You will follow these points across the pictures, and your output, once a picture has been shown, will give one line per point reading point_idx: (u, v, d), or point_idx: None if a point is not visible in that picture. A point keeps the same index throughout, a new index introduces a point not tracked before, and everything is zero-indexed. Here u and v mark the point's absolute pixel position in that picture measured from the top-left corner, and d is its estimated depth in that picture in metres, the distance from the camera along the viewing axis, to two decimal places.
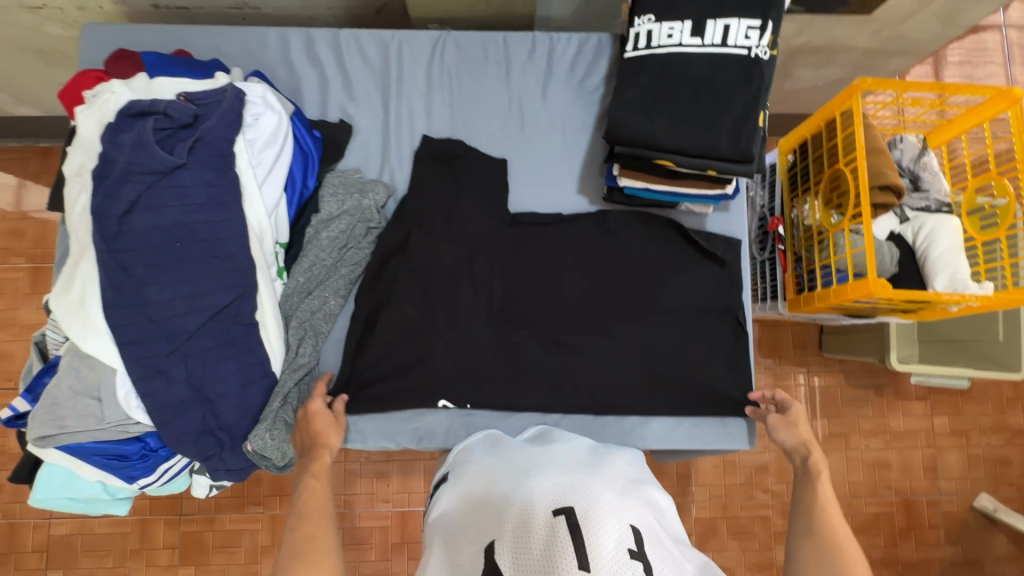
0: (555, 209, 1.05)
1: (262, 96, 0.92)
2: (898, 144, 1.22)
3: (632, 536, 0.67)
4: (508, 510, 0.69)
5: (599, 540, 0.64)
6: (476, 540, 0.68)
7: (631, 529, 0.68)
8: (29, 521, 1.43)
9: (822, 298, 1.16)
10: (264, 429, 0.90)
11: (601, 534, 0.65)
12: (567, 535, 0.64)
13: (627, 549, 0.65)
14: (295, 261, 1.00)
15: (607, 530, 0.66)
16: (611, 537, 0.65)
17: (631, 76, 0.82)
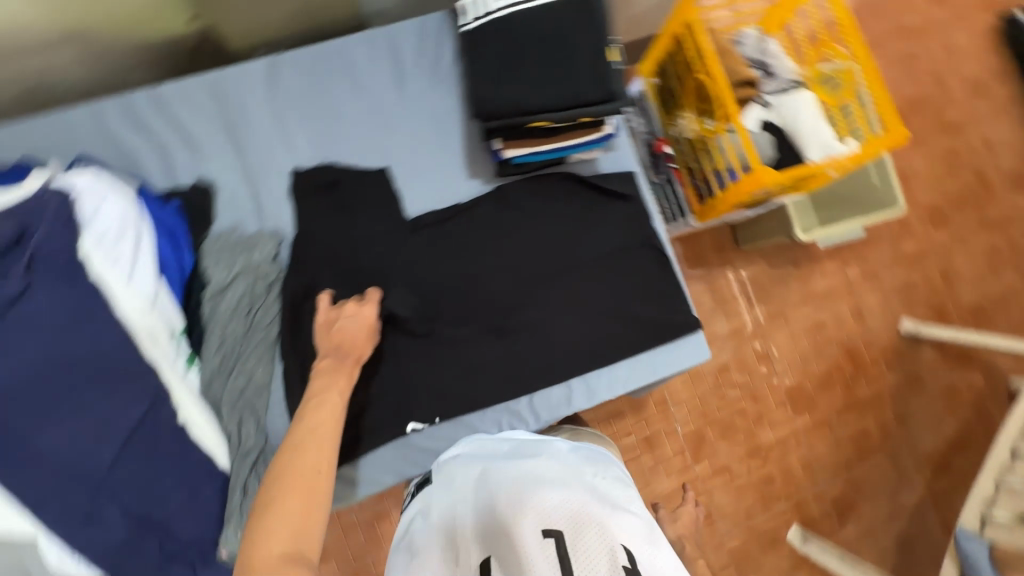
0: (451, 201, 1.03)
1: (94, 183, 0.82)
2: (739, 40, 1.30)
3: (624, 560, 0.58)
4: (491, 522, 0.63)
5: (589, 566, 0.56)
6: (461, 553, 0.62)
7: (623, 547, 0.59)
8: None
9: (722, 201, 1.23)
10: (235, 527, 0.83)
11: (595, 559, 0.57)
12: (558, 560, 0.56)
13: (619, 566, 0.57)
14: (204, 345, 0.91)
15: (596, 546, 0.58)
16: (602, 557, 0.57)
17: (479, 47, 0.83)
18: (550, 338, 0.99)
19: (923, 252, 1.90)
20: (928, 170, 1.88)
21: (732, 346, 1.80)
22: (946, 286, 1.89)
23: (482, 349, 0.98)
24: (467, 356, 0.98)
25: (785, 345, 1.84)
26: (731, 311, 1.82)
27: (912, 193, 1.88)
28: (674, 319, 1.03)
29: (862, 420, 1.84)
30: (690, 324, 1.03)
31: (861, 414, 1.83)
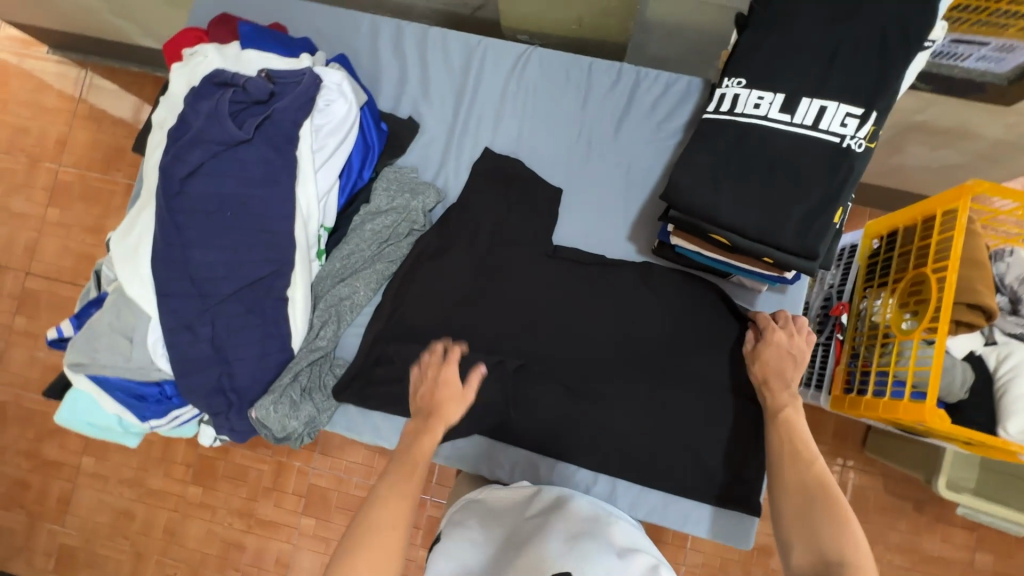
0: (598, 251, 1.02)
1: (339, 83, 0.94)
2: (1004, 256, 1.08)
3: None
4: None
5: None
6: None
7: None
8: None
9: (867, 406, 1.06)
10: (269, 401, 0.93)
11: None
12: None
13: None
14: (337, 246, 1.03)
15: None
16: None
17: (705, 139, 0.76)
18: (607, 423, 0.95)
19: None
20: None
21: None
22: None
23: (541, 392, 0.97)
24: (525, 389, 0.98)
25: None
26: None
27: None
28: (739, 488, 0.92)
29: None
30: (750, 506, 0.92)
31: None
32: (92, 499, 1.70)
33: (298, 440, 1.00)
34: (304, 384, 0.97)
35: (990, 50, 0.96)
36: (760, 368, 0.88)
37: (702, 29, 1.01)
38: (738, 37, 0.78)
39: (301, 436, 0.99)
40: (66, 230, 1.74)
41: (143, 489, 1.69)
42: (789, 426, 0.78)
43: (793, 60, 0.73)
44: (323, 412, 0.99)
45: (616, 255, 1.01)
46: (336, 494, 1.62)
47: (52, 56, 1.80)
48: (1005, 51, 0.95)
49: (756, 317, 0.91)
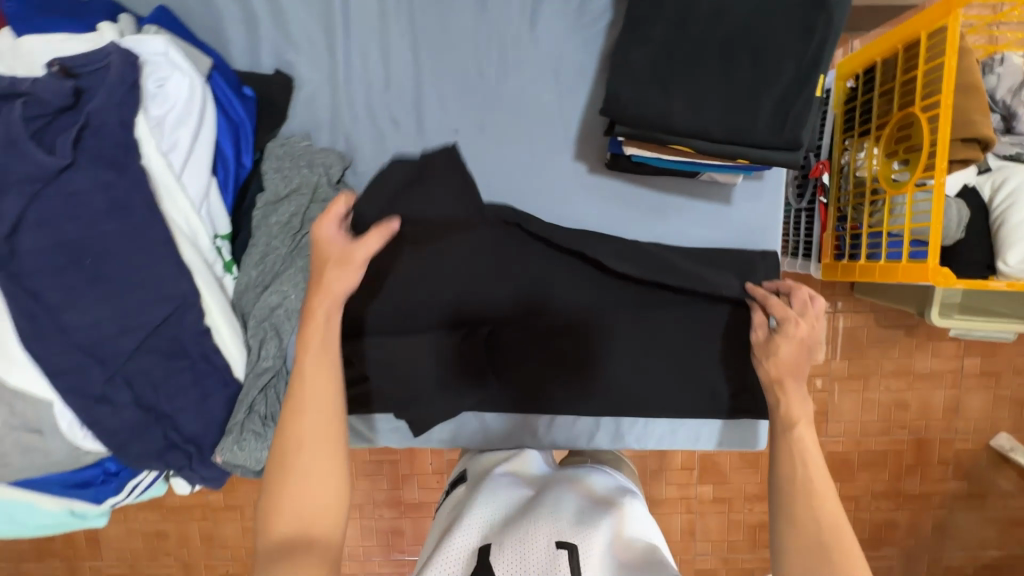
0: (544, 181, 0.87)
1: (165, 54, 0.72)
2: (994, 67, 0.95)
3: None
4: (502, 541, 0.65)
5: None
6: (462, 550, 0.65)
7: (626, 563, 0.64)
8: None
9: (861, 271, 0.99)
10: (231, 442, 0.84)
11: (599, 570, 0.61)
12: (567, 565, 0.60)
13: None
14: (245, 252, 0.87)
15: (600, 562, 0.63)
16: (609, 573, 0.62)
17: (641, 19, 0.58)
18: (595, 367, 0.89)
19: None
20: None
21: None
22: None
23: (517, 353, 0.89)
24: (501, 355, 0.89)
25: (848, 411, 1.67)
26: None
27: None
28: (745, 397, 0.88)
29: (895, 510, 1.71)
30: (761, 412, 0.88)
31: (896, 505, 1.70)
32: (121, 530, 1.98)
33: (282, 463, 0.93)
34: (263, 412, 0.88)
35: None
36: (772, 364, 0.74)
37: None
38: None
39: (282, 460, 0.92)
40: None
41: (163, 509, 1.94)
42: (800, 452, 0.66)
43: None
44: None
45: (568, 180, 0.87)
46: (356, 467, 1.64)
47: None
48: None
49: (768, 302, 0.78)
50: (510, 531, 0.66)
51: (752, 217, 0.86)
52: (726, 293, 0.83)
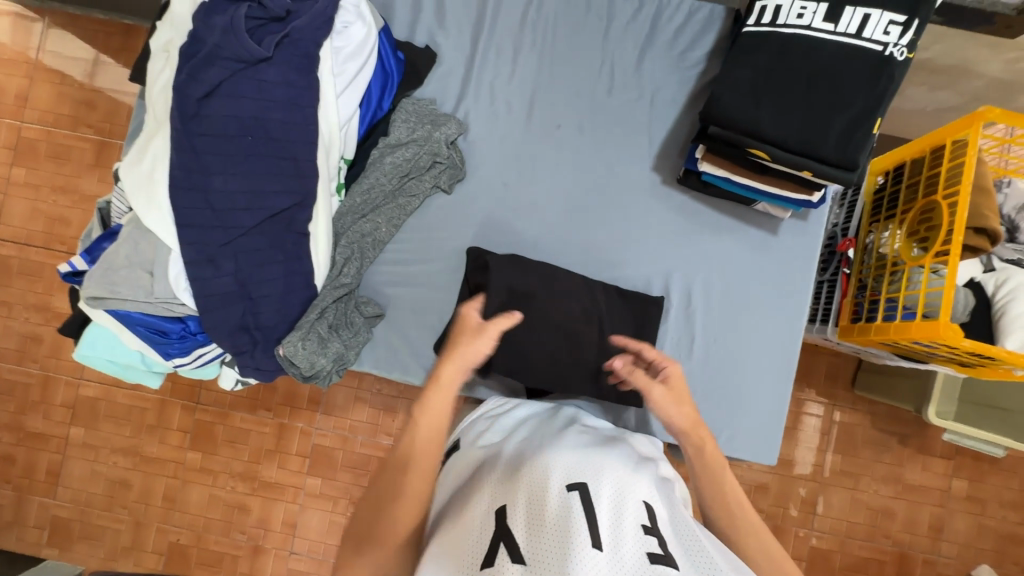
0: (620, 181, 1.01)
1: (356, 4, 0.90)
2: (1003, 187, 1.12)
3: (647, 512, 0.65)
4: (518, 486, 0.66)
5: (614, 520, 0.61)
6: (486, 504, 0.65)
7: (645, 505, 0.65)
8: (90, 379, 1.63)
9: (876, 331, 1.11)
10: (297, 338, 0.90)
11: (617, 509, 0.63)
12: (581, 508, 0.61)
13: (641, 525, 0.62)
14: (355, 181, 0.98)
15: (620, 507, 0.63)
16: (631, 510, 0.64)
17: (747, 50, 0.79)
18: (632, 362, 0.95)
19: None
20: None
21: (781, 473, 1.64)
22: None
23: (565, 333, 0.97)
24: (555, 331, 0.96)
25: (838, 509, 1.63)
26: (804, 443, 1.64)
27: None
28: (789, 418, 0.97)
29: None
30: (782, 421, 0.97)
31: None
32: (85, 469, 1.64)
33: (325, 379, 0.98)
34: (330, 321, 0.95)
35: None
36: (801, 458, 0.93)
37: None
38: None
39: (327, 375, 0.97)
40: (36, 190, 1.63)
41: (140, 456, 1.64)
42: None
43: None
44: (352, 350, 0.97)
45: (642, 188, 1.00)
46: (341, 452, 1.61)
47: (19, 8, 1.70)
48: None
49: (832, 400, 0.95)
50: (516, 491, 0.65)
51: (795, 251, 0.99)
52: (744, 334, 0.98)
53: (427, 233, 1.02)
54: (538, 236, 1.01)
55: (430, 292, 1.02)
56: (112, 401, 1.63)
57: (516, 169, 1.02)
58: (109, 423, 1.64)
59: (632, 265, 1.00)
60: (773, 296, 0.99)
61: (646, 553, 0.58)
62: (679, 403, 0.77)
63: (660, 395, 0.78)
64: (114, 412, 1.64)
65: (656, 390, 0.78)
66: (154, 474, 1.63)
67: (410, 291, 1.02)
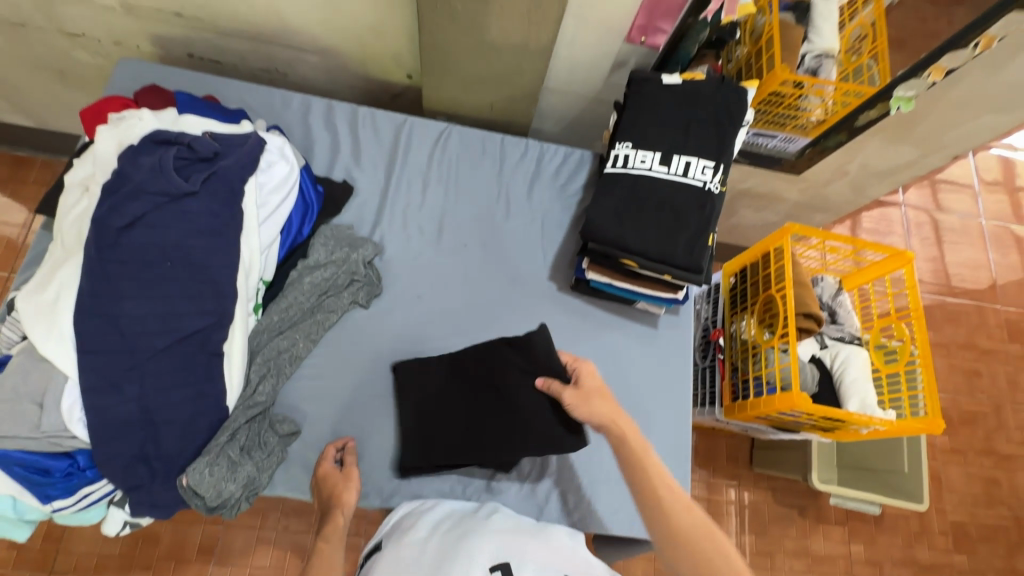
0: (523, 289, 1.15)
1: (280, 147, 1.02)
2: (819, 282, 1.43)
3: None
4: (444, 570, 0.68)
5: None
6: None
7: None
8: None
9: (751, 406, 1.29)
10: (204, 464, 0.86)
11: None
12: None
13: None
14: (273, 300, 1.03)
15: None
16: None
17: (608, 185, 1.01)
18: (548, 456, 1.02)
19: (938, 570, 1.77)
20: (962, 488, 1.81)
21: None
22: None
23: None
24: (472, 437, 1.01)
25: None
26: (720, 528, 1.72)
27: (940, 502, 1.80)
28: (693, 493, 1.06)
29: None
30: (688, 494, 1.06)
31: None
32: None
33: (232, 508, 0.92)
34: (242, 443, 0.92)
35: (780, 140, 1.33)
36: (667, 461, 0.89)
37: (587, 114, 1.29)
38: (620, 115, 1.05)
39: (235, 503, 0.92)
40: None
41: None
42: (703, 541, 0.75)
43: (664, 127, 1.01)
44: (263, 472, 0.93)
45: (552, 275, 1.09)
46: None
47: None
48: (788, 141, 1.33)
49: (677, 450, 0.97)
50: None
51: (674, 341, 1.16)
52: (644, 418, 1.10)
53: (345, 345, 1.06)
54: (454, 341, 1.09)
55: (348, 403, 1.03)
56: None
57: (429, 282, 1.13)
58: None
59: None
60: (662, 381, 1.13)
61: None
62: (584, 399, 0.88)
63: (570, 396, 0.88)
64: None
65: (567, 392, 0.89)
66: None
67: (328, 404, 1.02)
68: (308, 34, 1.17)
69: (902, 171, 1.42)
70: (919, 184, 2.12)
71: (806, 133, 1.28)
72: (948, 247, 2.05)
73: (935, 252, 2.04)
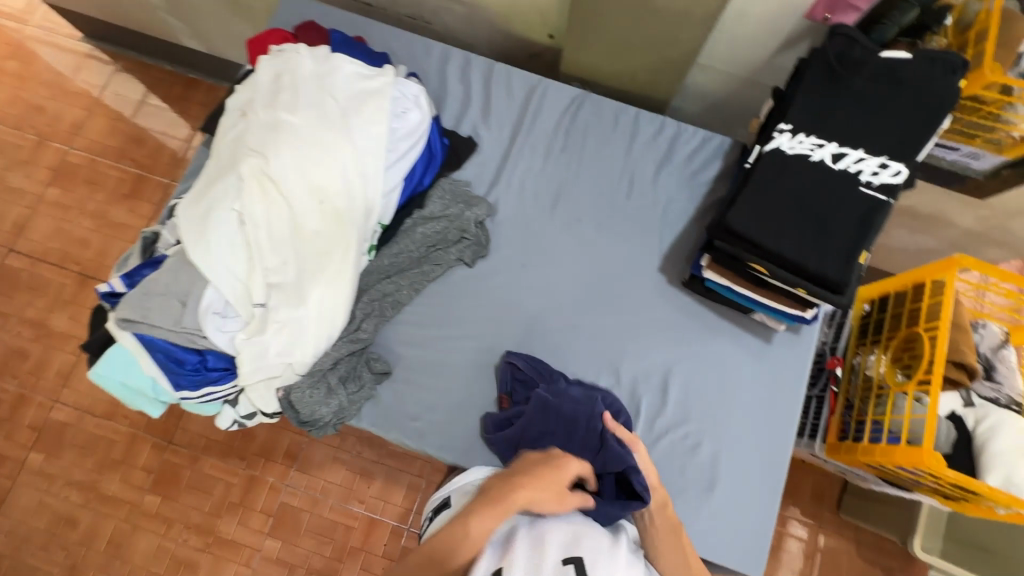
0: (630, 274, 1.09)
1: (416, 95, 1.03)
2: (979, 328, 1.21)
3: None
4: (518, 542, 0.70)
5: None
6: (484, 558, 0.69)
7: None
8: (65, 403, 1.64)
9: (863, 451, 1.15)
10: (306, 385, 0.95)
11: None
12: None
13: None
14: (385, 245, 1.06)
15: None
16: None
17: (752, 172, 0.87)
18: None
19: None
20: None
21: None
22: None
23: None
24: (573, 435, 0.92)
25: None
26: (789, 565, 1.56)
27: None
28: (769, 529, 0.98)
29: None
30: (770, 522, 0.98)
31: None
32: (31, 499, 1.59)
33: (320, 429, 1.01)
34: (341, 373, 1.00)
35: (962, 155, 1.10)
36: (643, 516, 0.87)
37: (737, 96, 1.17)
38: (788, 89, 0.88)
39: (324, 425, 1.00)
40: (66, 210, 1.78)
41: (94, 493, 1.59)
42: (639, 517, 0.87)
43: (840, 111, 0.85)
44: (353, 405, 1.00)
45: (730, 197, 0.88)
46: (307, 516, 1.56)
47: (101, 54, 1.91)
48: (974, 158, 1.10)
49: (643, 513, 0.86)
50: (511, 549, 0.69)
51: (789, 362, 1.04)
52: (734, 441, 1.01)
53: (443, 300, 1.08)
54: (547, 316, 1.06)
55: (436, 357, 1.05)
56: (72, 425, 1.63)
57: (534, 251, 1.10)
58: (73, 449, 1.62)
59: (635, 357, 1.05)
60: (766, 405, 1.03)
61: None
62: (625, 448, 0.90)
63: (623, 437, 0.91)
64: (77, 436, 1.63)
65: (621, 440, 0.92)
66: (105, 515, 1.57)
67: (418, 354, 1.05)
68: None
69: None
70: None
71: (998, 151, 1.05)
72: None
73: None
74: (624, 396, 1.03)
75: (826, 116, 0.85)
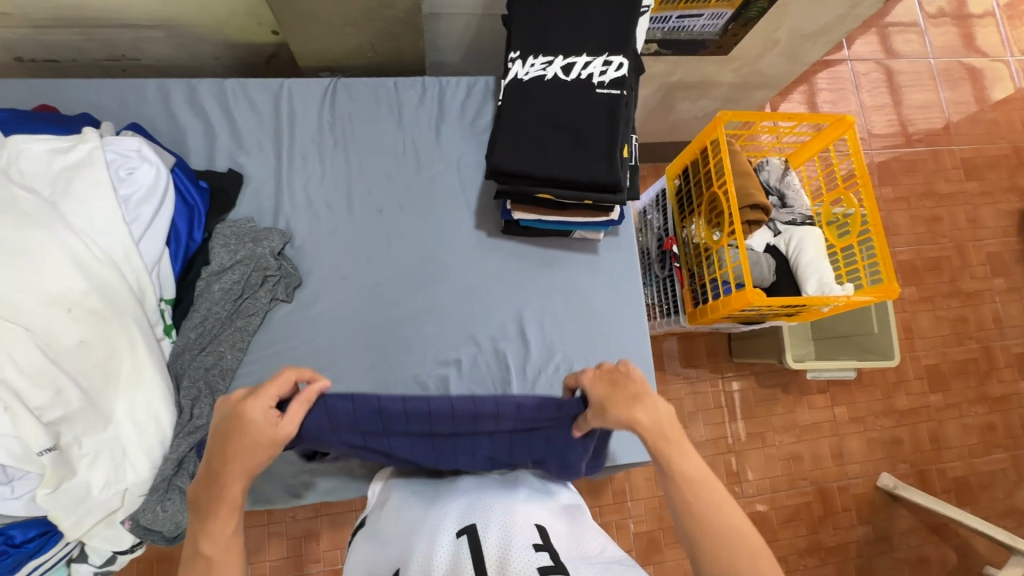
0: (451, 243, 1.08)
1: (137, 149, 0.90)
2: (765, 166, 1.36)
3: (539, 533, 0.65)
4: (417, 533, 0.66)
5: (504, 540, 0.62)
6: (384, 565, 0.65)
7: (536, 527, 0.66)
8: None
9: (713, 308, 1.27)
10: (153, 502, 0.84)
11: (506, 535, 0.63)
12: (468, 557, 0.60)
13: (532, 544, 0.62)
14: (185, 318, 0.95)
15: (513, 530, 0.64)
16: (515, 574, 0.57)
17: (503, 107, 0.88)
18: None
19: (917, 411, 1.81)
20: (933, 329, 1.85)
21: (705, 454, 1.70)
22: (944, 451, 1.80)
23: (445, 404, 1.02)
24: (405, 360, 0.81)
25: (756, 470, 1.71)
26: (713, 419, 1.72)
27: (914, 348, 1.84)
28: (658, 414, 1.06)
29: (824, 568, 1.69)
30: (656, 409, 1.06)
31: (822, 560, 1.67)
32: None
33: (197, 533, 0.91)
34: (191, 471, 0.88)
35: (705, 19, 1.20)
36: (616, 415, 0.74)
37: (484, 35, 1.15)
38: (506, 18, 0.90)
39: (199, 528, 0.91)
40: None
41: None
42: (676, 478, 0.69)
43: (554, 25, 0.88)
44: None
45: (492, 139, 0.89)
46: None
47: None
48: (714, 19, 1.20)
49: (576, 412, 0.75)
50: (409, 546, 0.65)
51: (619, 264, 1.11)
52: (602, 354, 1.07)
53: (275, 347, 0.99)
54: (387, 317, 1.03)
55: None
56: None
57: (348, 259, 1.05)
58: None
59: (486, 317, 1.05)
60: (616, 309, 1.09)
61: (537, 567, 0.58)
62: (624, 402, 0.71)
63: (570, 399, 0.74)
64: None
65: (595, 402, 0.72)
66: None
67: None
68: (143, 8, 1.00)
69: (835, 29, 1.31)
70: (864, 34, 2.00)
71: (730, 6, 1.15)
72: (900, 93, 1.98)
73: (887, 101, 1.97)
74: (492, 357, 1.04)
75: (545, 34, 0.87)
